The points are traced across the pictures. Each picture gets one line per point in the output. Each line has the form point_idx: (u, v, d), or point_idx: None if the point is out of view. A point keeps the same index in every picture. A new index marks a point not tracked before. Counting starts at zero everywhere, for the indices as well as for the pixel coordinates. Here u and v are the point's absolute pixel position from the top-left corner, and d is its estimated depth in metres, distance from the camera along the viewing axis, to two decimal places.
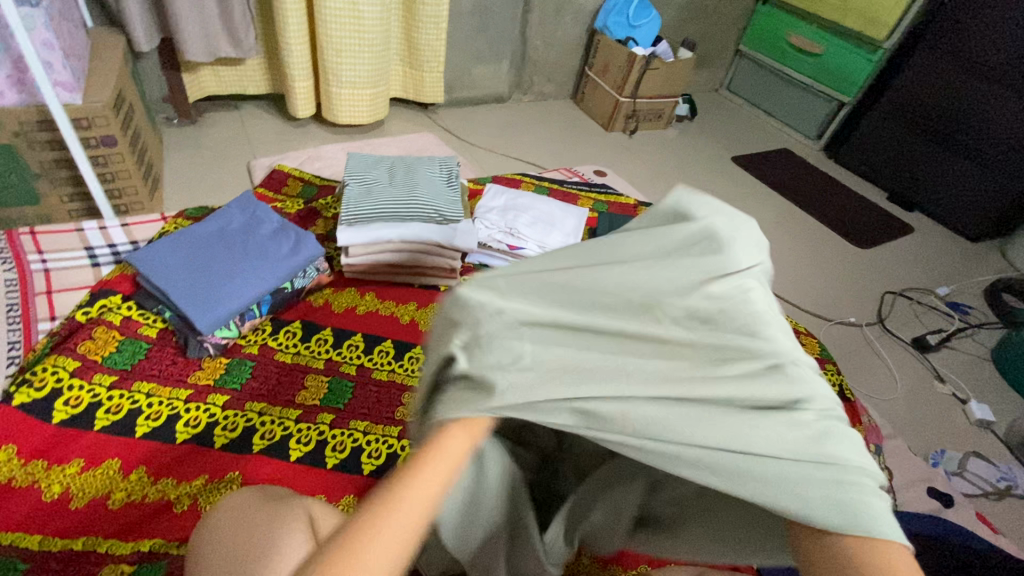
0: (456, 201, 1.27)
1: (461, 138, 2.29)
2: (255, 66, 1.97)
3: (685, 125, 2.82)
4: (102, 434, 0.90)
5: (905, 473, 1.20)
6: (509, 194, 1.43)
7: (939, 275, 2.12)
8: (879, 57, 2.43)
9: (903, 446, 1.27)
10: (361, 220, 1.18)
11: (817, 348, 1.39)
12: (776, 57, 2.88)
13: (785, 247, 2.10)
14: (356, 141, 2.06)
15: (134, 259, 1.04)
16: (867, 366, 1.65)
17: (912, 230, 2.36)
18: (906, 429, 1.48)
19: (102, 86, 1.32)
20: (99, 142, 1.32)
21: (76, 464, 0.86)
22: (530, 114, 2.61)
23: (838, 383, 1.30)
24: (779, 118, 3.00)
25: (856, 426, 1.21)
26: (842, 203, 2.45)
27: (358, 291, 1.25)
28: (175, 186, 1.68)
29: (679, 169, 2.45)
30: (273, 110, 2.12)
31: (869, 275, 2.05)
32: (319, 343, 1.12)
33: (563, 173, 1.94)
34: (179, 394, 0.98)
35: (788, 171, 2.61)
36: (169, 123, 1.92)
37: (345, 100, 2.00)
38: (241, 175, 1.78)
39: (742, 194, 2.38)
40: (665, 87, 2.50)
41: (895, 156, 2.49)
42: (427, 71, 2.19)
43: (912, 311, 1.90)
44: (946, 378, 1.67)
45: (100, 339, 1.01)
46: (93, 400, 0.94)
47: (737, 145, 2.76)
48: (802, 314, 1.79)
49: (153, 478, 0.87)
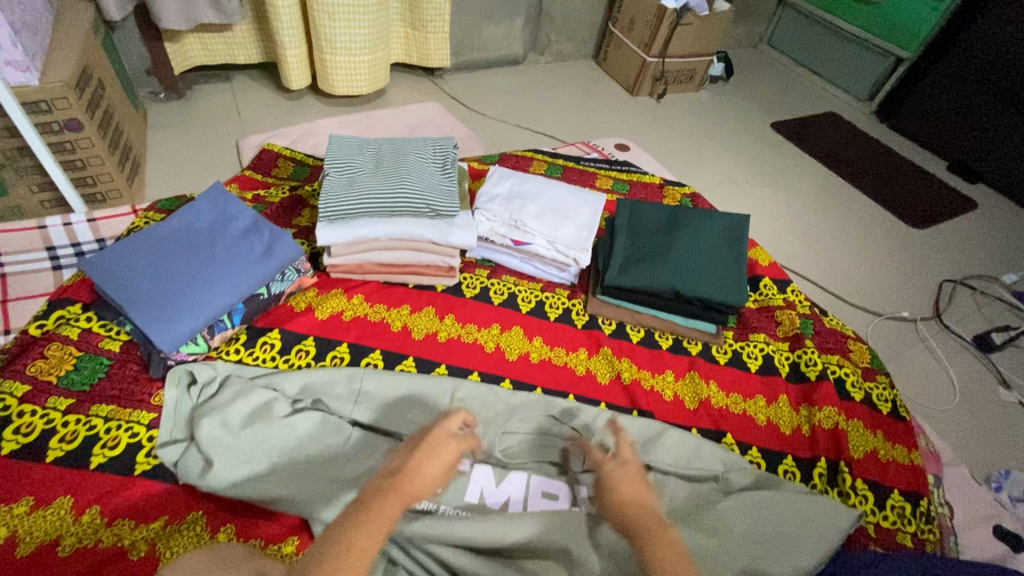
0: (452, 190, 1.11)
1: (471, 108, 2.10)
2: (244, 32, 1.81)
3: (720, 87, 2.55)
4: (54, 466, 0.81)
5: (968, 509, 1.03)
6: (516, 177, 1.26)
7: (1005, 259, 1.88)
8: (948, 6, 2.11)
9: (967, 474, 1.09)
10: (344, 216, 1.04)
11: (867, 356, 1.21)
12: (825, 8, 2.56)
13: (829, 228, 1.89)
14: (355, 115, 1.89)
15: (87, 265, 0.93)
16: (919, 367, 1.47)
17: (976, 205, 2.11)
18: (963, 445, 1.30)
19: (59, 63, 1.18)
20: (62, 126, 1.20)
21: (25, 504, 0.78)
22: (547, 78, 2.38)
23: (891, 399, 1.13)
24: (826, 76, 2.70)
25: (912, 452, 1.04)
26: (894, 174, 2.19)
27: (347, 294, 1.12)
28: (158, 170, 1.55)
29: (711, 137, 2.22)
30: (266, 80, 1.97)
31: (925, 260, 1.83)
32: (299, 355, 1.01)
33: (581, 148, 1.75)
34: (141, 418, 0.89)
35: (834, 139, 2.34)
36: (155, 98, 1.79)
37: (342, 69, 1.83)
38: (230, 154, 1.65)
39: (781, 165, 2.14)
40: (697, 46, 2.23)
41: (961, 122, 2.20)
42: (432, 32, 1.98)
43: (973, 303, 1.69)
44: (1012, 382, 1.48)
45: (54, 357, 0.91)
46: (47, 427, 0.84)
47: (777, 109, 2.49)
48: (845, 308, 1.60)
49: (107, 520, 0.78)
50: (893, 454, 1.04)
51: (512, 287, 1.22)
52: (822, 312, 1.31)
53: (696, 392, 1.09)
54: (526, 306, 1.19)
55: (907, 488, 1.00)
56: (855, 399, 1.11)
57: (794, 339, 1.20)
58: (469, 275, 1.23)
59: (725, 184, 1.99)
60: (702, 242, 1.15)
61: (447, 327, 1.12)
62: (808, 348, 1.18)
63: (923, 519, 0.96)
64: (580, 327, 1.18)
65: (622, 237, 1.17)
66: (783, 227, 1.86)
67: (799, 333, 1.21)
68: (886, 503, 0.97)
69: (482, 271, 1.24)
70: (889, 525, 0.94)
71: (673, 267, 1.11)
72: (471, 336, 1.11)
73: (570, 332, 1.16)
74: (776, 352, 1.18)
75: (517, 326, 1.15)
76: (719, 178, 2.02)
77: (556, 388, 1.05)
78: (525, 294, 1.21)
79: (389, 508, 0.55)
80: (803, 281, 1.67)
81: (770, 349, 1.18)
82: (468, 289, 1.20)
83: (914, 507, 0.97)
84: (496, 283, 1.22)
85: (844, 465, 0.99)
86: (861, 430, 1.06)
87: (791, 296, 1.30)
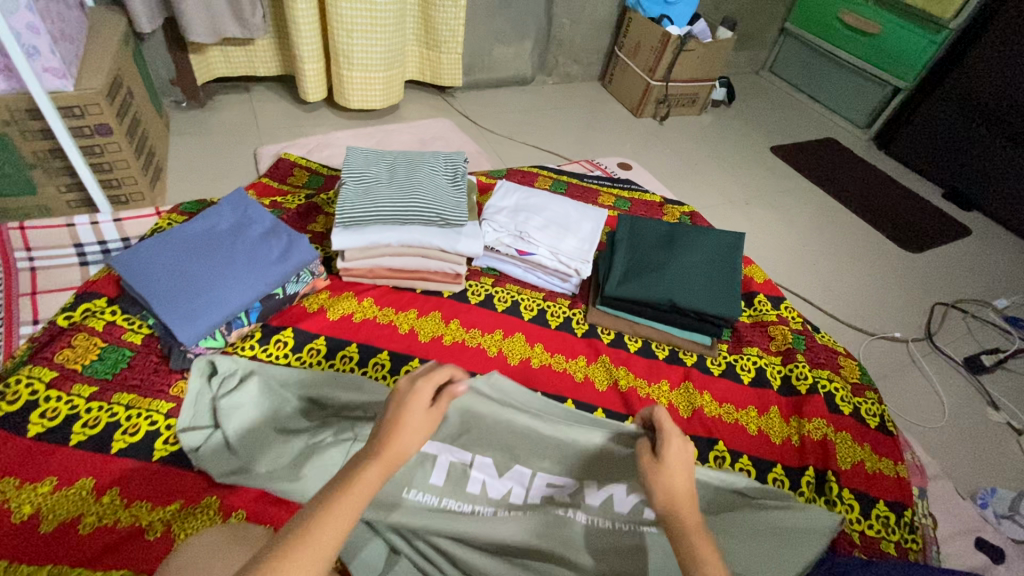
0: (462, 201, 1.17)
1: (479, 124, 2.18)
2: (266, 47, 1.89)
3: (721, 111, 2.63)
4: (77, 450, 0.86)
5: (951, 521, 1.06)
6: (522, 191, 1.32)
7: (997, 285, 1.93)
8: (943, 39, 2.19)
9: (951, 489, 1.13)
10: (358, 222, 1.09)
11: (857, 372, 1.25)
12: (825, 38, 2.65)
13: (824, 249, 1.94)
14: (369, 128, 1.97)
15: (115, 261, 0.98)
16: (910, 387, 1.50)
17: (969, 232, 2.16)
18: (950, 463, 1.34)
19: (94, 72, 1.25)
20: (93, 131, 1.26)
21: (49, 483, 0.82)
22: (554, 98, 2.46)
23: (879, 414, 1.17)
24: (825, 104, 2.78)
25: (898, 465, 1.08)
26: (890, 200, 2.25)
27: (357, 297, 1.17)
28: (179, 175, 1.62)
29: (711, 159, 2.29)
30: (284, 93, 2.04)
31: (918, 283, 1.87)
32: (311, 353, 1.06)
33: (585, 166, 1.82)
34: (160, 408, 0.93)
35: (832, 164, 2.41)
36: (177, 106, 1.87)
37: (358, 84, 1.91)
38: (248, 162, 1.72)
39: (779, 188, 2.20)
40: (700, 71, 2.31)
41: (955, 151, 2.26)
42: (444, 52, 2.07)
43: (964, 326, 1.73)
44: (1001, 404, 1.51)
45: (80, 346, 0.95)
46: (71, 412, 0.89)
47: (776, 134, 2.56)
48: (839, 327, 1.64)
49: (125, 502, 0.82)
50: (879, 466, 1.08)
51: (515, 295, 1.27)
52: (815, 329, 1.35)
53: (690, 402, 1.13)
54: (528, 313, 1.23)
55: (893, 499, 1.03)
56: (844, 413, 1.15)
57: (786, 353, 1.25)
58: (474, 283, 1.28)
59: (724, 204, 2.05)
60: (699, 257, 1.21)
61: (452, 331, 1.16)
62: (800, 362, 1.22)
63: (907, 529, 0.99)
64: (580, 335, 1.22)
65: (622, 250, 1.23)
66: (780, 247, 1.91)
67: (791, 347, 1.25)
68: (872, 512, 1.00)
69: (486, 280, 1.29)
70: (874, 533, 0.97)
71: (671, 280, 1.16)
72: (475, 340, 1.16)
73: (570, 340, 1.21)
74: (768, 365, 1.22)
75: (519, 332, 1.19)
76: (718, 198, 2.08)
77: (555, 393, 1.09)
78: (528, 302, 1.26)
79: (367, 475, 0.55)
80: (799, 300, 1.71)
81: (762, 362, 1.23)
82: (473, 297, 1.25)
83: (898, 517, 1.01)
84: (499, 290, 1.27)
85: (832, 474, 1.02)
86: (850, 442, 1.10)
87: (784, 312, 1.35)
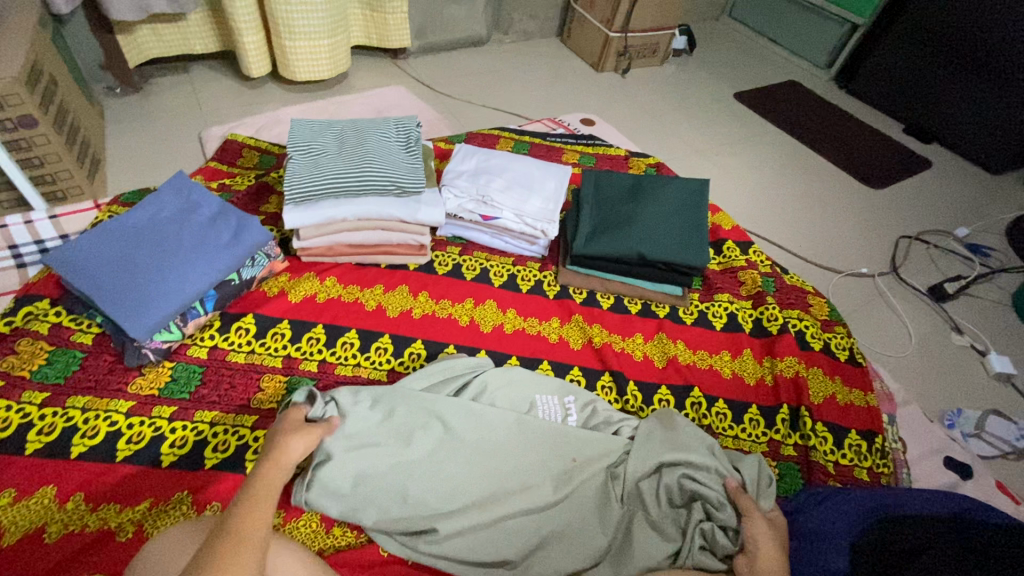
0: (418, 168, 1.12)
1: (435, 90, 2.10)
2: (199, 21, 1.77)
3: (683, 60, 2.59)
4: (34, 458, 0.82)
5: (921, 444, 1.11)
6: (481, 154, 1.27)
7: (958, 214, 1.97)
8: None
9: (920, 413, 1.17)
10: (310, 198, 1.04)
11: (826, 309, 1.27)
12: None
13: (791, 193, 1.95)
14: (318, 100, 1.88)
15: (54, 258, 0.93)
16: (878, 319, 1.54)
17: (930, 164, 2.18)
18: (919, 389, 1.38)
19: (9, 59, 1.15)
20: (16, 124, 1.17)
21: (7, 495, 0.78)
22: (512, 57, 2.38)
23: (848, 347, 1.19)
24: (787, 46, 2.75)
25: (868, 395, 1.11)
26: (853, 138, 2.26)
27: (319, 277, 1.13)
28: (120, 165, 1.53)
29: (676, 109, 2.26)
30: (226, 71, 1.93)
31: (884, 218, 1.90)
32: (275, 338, 1.02)
33: (548, 124, 1.77)
34: (119, 407, 0.89)
35: (795, 106, 2.39)
36: (111, 93, 1.75)
37: (302, 54, 1.81)
38: (192, 146, 1.63)
39: (743, 134, 2.19)
40: (660, 18, 2.25)
41: (913, 84, 2.26)
42: (390, 13, 1.96)
43: (928, 257, 1.77)
44: (965, 329, 1.56)
45: (25, 352, 0.92)
46: (23, 421, 0.85)
47: (740, 80, 2.53)
48: (808, 268, 1.67)
49: (92, 506, 0.79)
50: (850, 399, 1.11)
51: (484, 263, 1.24)
52: (783, 271, 1.36)
53: (664, 351, 1.14)
54: (498, 280, 1.21)
55: (864, 427, 1.06)
56: (815, 349, 1.17)
57: (757, 296, 1.26)
58: (440, 253, 1.25)
59: (691, 154, 2.03)
60: (665, 209, 1.19)
61: (421, 304, 1.13)
62: (770, 304, 1.23)
63: (878, 455, 1.03)
64: (552, 297, 1.20)
65: (588, 208, 1.20)
66: (748, 193, 1.91)
67: (761, 290, 1.26)
68: (844, 442, 1.03)
69: (453, 249, 1.26)
70: (847, 462, 1.01)
71: (637, 233, 1.14)
72: (446, 311, 1.13)
73: (542, 303, 1.18)
74: (740, 310, 1.23)
75: (490, 299, 1.17)
76: (684, 148, 2.06)
77: (530, 356, 1.08)
78: (498, 269, 1.23)
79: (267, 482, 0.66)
80: (769, 245, 1.72)
81: (733, 308, 1.23)
82: (440, 267, 1.21)
83: (869, 444, 1.04)
84: (467, 259, 1.24)
85: (805, 410, 1.05)
86: (821, 377, 1.12)
87: (753, 257, 1.35)
